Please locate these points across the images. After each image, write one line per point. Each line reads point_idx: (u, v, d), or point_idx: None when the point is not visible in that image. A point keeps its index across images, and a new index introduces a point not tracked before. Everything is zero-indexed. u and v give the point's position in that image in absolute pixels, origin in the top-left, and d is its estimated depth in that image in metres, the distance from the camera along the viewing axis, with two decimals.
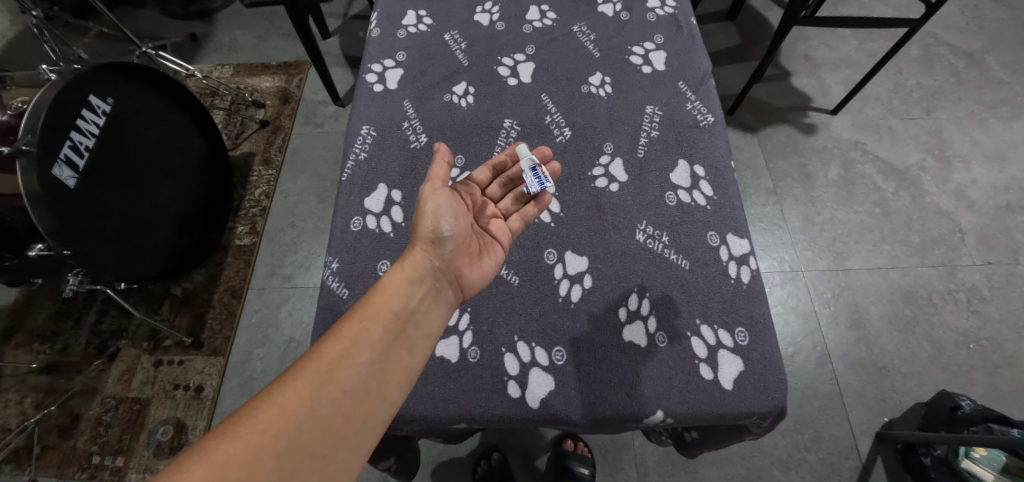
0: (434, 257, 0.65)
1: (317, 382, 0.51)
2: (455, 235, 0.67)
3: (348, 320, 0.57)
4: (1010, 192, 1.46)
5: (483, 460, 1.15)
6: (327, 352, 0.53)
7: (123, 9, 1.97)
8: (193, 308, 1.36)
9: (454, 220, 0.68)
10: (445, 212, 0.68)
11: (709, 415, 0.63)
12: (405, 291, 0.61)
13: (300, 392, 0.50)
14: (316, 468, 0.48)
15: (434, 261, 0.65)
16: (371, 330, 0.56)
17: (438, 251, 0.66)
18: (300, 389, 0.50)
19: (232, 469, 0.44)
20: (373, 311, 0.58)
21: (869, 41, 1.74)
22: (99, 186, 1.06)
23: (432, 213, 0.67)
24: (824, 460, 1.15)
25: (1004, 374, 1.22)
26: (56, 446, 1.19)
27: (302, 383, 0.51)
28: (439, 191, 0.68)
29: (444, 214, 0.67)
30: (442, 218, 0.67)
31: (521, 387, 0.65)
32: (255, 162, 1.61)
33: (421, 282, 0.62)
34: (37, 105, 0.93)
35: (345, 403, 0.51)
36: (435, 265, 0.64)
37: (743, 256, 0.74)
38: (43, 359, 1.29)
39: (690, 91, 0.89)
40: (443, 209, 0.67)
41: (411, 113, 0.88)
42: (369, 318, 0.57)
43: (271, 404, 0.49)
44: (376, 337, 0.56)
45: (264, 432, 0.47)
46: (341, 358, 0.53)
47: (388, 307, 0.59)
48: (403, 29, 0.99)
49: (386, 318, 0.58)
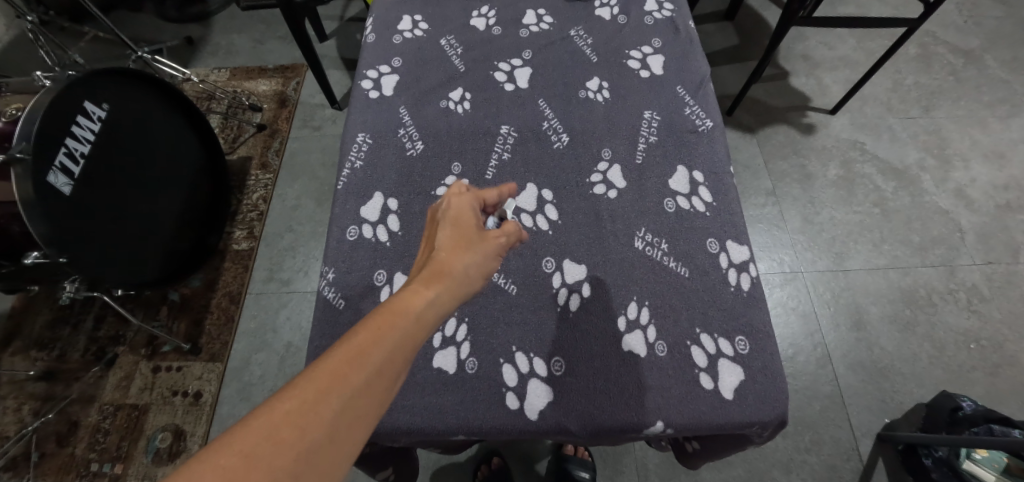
0: (469, 262, 0.54)
1: (334, 398, 0.37)
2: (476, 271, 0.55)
3: (366, 324, 0.42)
4: (1009, 190, 1.46)
5: (483, 464, 1.14)
6: (344, 360, 0.39)
7: (120, 12, 1.96)
8: (191, 314, 1.36)
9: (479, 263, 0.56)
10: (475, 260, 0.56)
11: (710, 426, 0.63)
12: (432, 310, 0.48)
13: (309, 410, 0.36)
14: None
15: (469, 267, 0.53)
16: (400, 340, 0.43)
17: (471, 256, 0.54)
18: (310, 404, 0.36)
19: None
20: (398, 312, 0.44)
21: (867, 40, 1.74)
22: (95, 194, 1.06)
23: (456, 221, 0.58)
24: (825, 462, 1.15)
25: (1005, 374, 1.22)
26: (54, 454, 1.19)
27: (312, 399, 0.36)
28: (461, 203, 0.60)
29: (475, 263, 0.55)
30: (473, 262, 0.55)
31: (519, 399, 0.64)
32: (252, 166, 1.60)
33: (453, 292, 0.50)
34: (30, 112, 0.92)
35: (363, 433, 0.38)
36: (469, 272, 0.53)
37: (742, 263, 0.73)
38: (41, 366, 1.28)
39: (689, 95, 0.89)
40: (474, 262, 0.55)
41: (407, 120, 0.88)
42: (395, 321, 0.43)
43: (270, 424, 0.34)
44: (406, 348, 0.43)
45: (257, 457, 0.33)
46: (365, 370, 0.39)
47: (420, 312, 0.46)
48: (398, 34, 0.98)
49: (416, 326, 0.44)
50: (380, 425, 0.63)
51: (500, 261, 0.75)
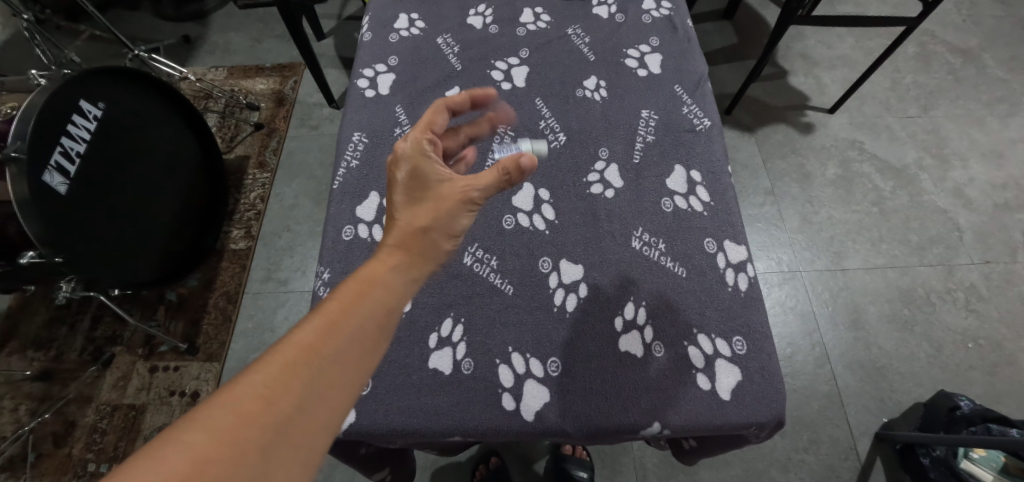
0: (433, 223, 0.56)
1: (302, 366, 0.42)
2: (447, 223, 0.56)
3: (337, 297, 0.47)
4: (1008, 190, 1.46)
5: (481, 464, 1.15)
6: (313, 332, 0.44)
7: (116, 11, 1.95)
8: (188, 314, 1.35)
9: (450, 217, 0.57)
10: (442, 215, 0.56)
11: (707, 426, 0.63)
12: (402, 285, 0.51)
13: (278, 381, 0.40)
14: (291, 463, 0.39)
15: (436, 231, 0.55)
16: (365, 313, 0.47)
17: (436, 216, 0.56)
18: (280, 378, 0.41)
19: (199, 468, 0.35)
20: (369, 281, 0.49)
21: (865, 40, 1.74)
22: (91, 192, 1.05)
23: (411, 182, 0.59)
24: (823, 461, 1.15)
25: (1003, 373, 1.22)
26: (51, 454, 1.18)
27: (283, 369, 0.41)
28: (412, 159, 0.60)
29: (442, 216, 0.56)
30: (439, 218, 0.56)
31: (515, 400, 0.64)
32: (249, 165, 1.59)
33: (419, 255, 0.53)
34: (26, 110, 0.91)
35: (336, 396, 0.43)
36: (434, 233, 0.55)
37: (740, 263, 0.73)
38: (38, 366, 1.27)
39: (687, 95, 0.89)
40: (441, 217, 0.56)
41: (403, 119, 0.87)
42: (366, 290, 0.48)
43: (242, 396, 0.39)
44: (374, 317, 0.47)
45: (231, 431, 0.37)
46: (331, 341, 0.44)
47: (388, 281, 0.50)
48: (395, 32, 0.98)
49: (382, 295, 0.49)
50: (377, 426, 0.62)
51: (496, 261, 0.74)
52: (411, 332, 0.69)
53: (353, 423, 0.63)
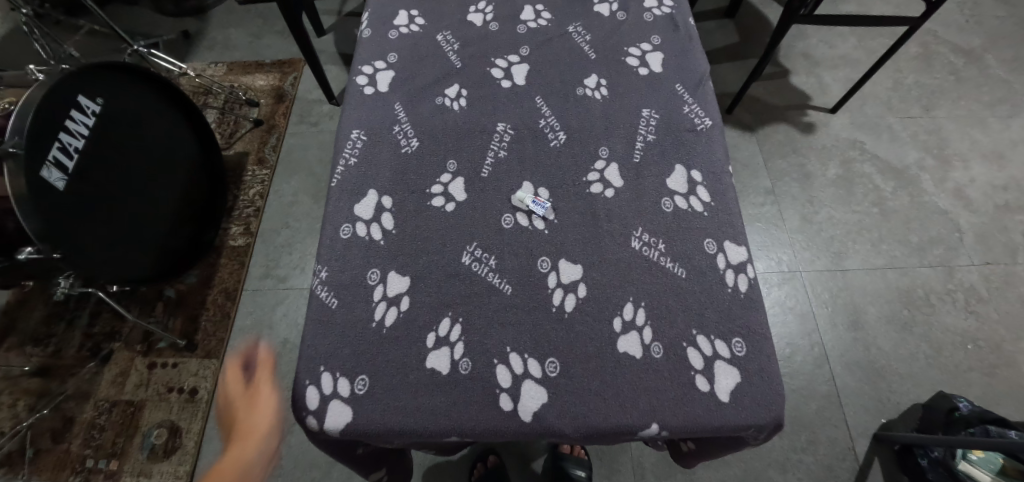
0: (253, 415, 0.64)
1: None
2: (267, 409, 0.65)
3: None
4: (1008, 191, 1.45)
5: (478, 463, 1.15)
6: None
7: (116, 6, 1.94)
8: (186, 310, 1.35)
9: (263, 407, 0.65)
10: (259, 406, 0.65)
11: (705, 428, 0.62)
12: (246, 466, 0.60)
13: None
14: None
15: (260, 418, 0.64)
16: None
17: (255, 410, 0.64)
18: None
19: None
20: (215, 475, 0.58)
21: (868, 40, 1.74)
22: (89, 188, 1.05)
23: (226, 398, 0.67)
24: (821, 462, 1.15)
25: (1002, 374, 1.21)
26: (49, 450, 1.18)
27: None
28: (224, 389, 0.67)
29: (259, 407, 0.65)
30: (258, 408, 0.65)
31: (513, 400, 0.64)
32: (248, 162, 1.59)
33: (256, 437, 0.62)
34: (23, 105, 0.90)
35: None
36: (257, 420, 0.63)
37: (740, 264, 0.73)
38: (36, 362, 1.27)
39: (688, 94, 0.88)
40: (259, 407, 0.65)
41: (402, 117, 0.87)
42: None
43: None
44: None
45: None
46: None
47: (233, 468, 0.59)
48: (394, 29, 0.97)
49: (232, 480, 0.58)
50: (374, 426, 0.62)
51: (495, 260, 0.74)
52: (409, 331, 0.68)
53: (351, 422, 0.63)
